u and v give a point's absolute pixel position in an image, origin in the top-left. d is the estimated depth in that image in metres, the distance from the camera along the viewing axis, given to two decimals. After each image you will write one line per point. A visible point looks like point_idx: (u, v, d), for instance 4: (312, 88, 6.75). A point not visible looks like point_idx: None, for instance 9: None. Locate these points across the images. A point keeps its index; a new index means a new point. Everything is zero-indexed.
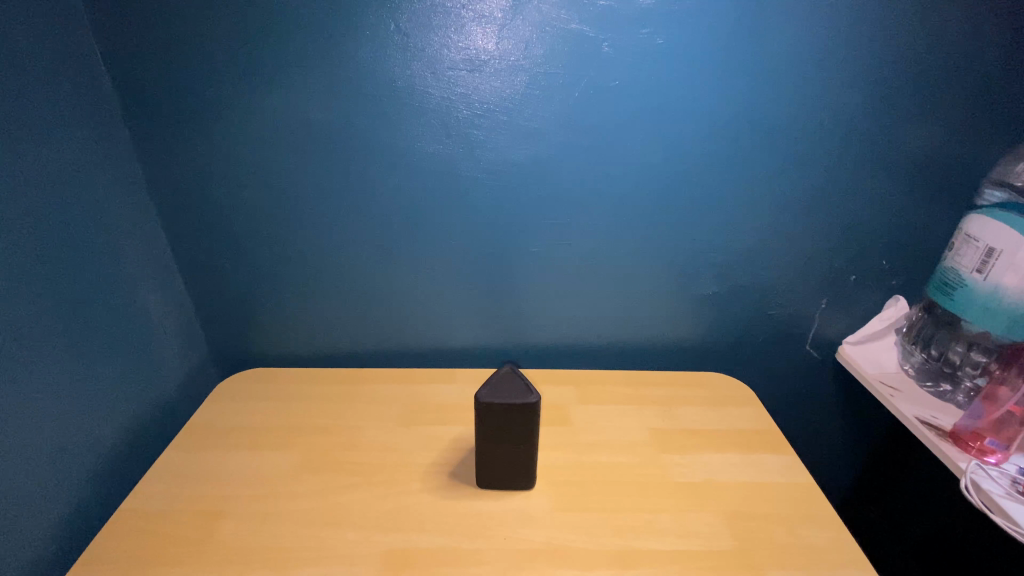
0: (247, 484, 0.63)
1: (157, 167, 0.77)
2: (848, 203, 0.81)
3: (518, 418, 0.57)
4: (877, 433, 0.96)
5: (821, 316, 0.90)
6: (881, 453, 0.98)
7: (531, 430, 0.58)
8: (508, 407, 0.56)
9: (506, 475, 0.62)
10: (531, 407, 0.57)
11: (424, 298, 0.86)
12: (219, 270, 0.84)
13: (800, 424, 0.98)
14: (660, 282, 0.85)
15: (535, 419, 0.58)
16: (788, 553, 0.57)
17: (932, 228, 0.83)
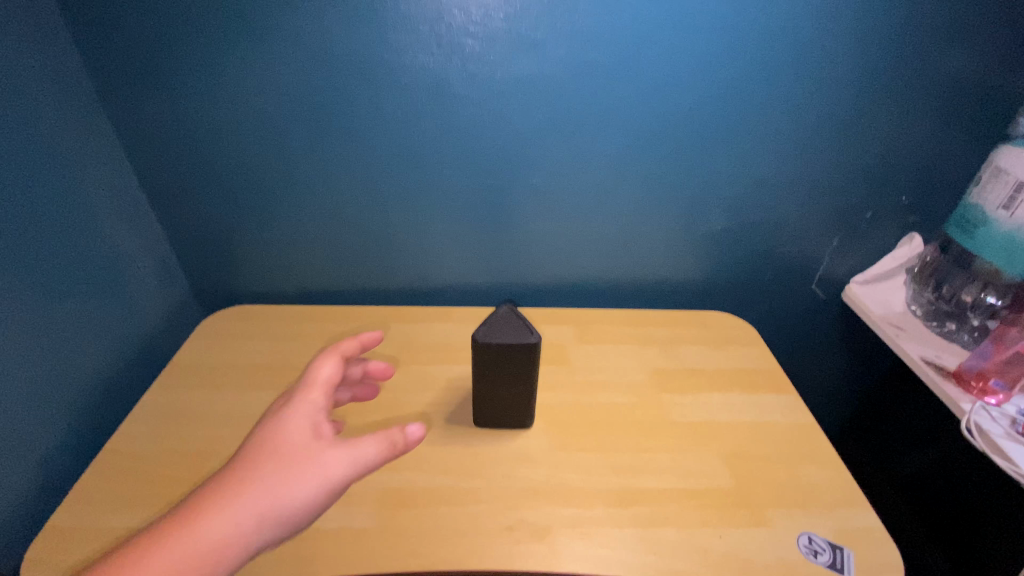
0: (236, 425, 0.61)
1: (109, 83, 0.68)
2: (871, 132, 0.75)
3: (517, 359, 0.55)
4: (876, 373, 0.96)
5: (830, 255, 0.87)
6: (879, 392, 0.97)
7: (530, 371, 0.56)
8: (507, 347, 0.54)
9: (503, 414, 0.60)
10: (531, 348, 0.54)
11: (417, 231, 0.81)
12: (192, 201, 0.78)
13: (797, 363, 0.97)
14: (667, 217, 0.81)
15: (535, 360, 0.55)
16: (784, 491, 0.57)
17: (961, 160, 0.78)
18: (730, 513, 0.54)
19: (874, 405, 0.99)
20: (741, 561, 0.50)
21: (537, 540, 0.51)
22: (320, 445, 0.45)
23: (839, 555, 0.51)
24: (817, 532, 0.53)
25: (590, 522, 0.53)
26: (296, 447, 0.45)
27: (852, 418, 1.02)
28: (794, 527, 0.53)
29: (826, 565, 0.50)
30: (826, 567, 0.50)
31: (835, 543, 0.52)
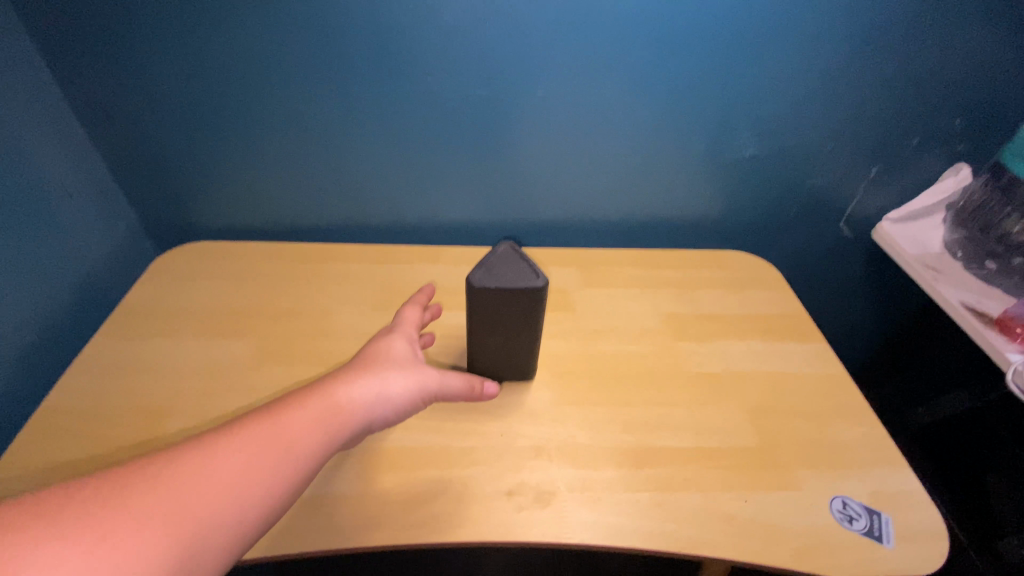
0: (193, 378, 0.54)
1: None
2: (932, 40, 0.64)
3: (520, 305, 0.46)
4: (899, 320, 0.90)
5: (864, 189, 0.78)
6: (899, 340, 0.92)
7: (535, 318, 0.48)
8: (508, 292, 0.45)
9: (503, 365, 0.53)
10: (536, 293, 0.45)
11: (401, 157, 0.70)
12: (133, 115, 0.66)
13: (816, 308, 0.91)
14: (688, 142, 0.70)
15: (541, 307, 0.47)
16: (813, 450, 0.51)
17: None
18: (756, 475, 0.48)
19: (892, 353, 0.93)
20: (769, 528, 0.45)
21: (540, 507, 0.45)
22: (419, 360, 0.47)
23: (876, 521, 0.46)
24: (851, 496, 0.47)
25: (599, 485, 0.47)
26: (396, 356, 0.46)
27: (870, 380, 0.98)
28: (826, 489, 0.48)
29: (862, 532, 0.45)
30: (862, 535, 0.45)
31: (872, 508, 0.47)
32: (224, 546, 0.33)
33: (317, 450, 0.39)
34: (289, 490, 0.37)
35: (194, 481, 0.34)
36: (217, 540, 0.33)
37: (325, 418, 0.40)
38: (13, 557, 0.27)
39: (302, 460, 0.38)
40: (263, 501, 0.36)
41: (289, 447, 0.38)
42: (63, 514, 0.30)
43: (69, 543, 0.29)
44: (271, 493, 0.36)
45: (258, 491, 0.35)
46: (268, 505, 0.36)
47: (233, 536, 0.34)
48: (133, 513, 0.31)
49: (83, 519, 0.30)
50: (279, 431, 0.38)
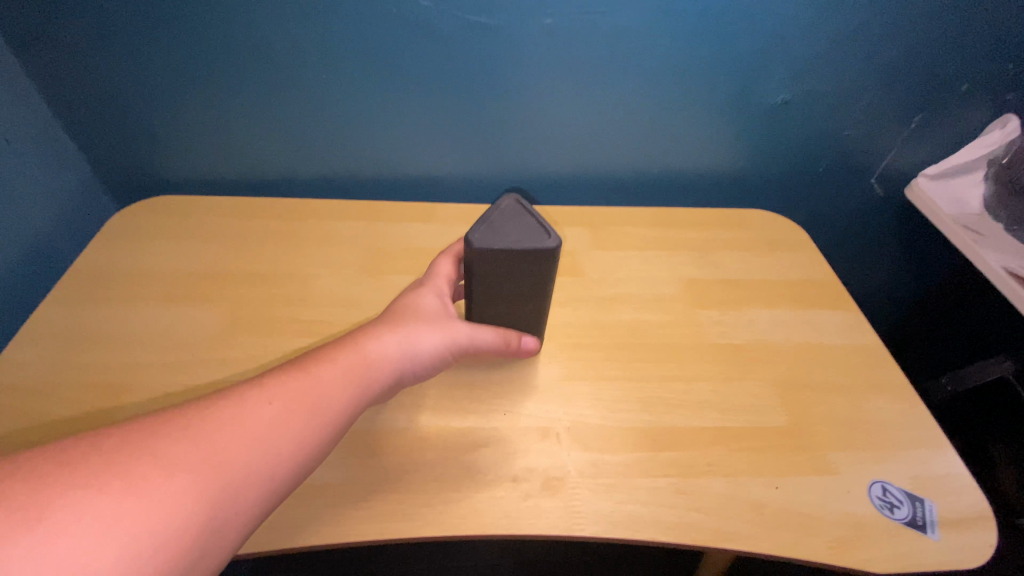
0: (157, 349, 0.48)
1: None
2: None
3: (528, 269, 0.40)
4: (930, 286, 0.84)
5: (902, 141, 0.71)
6: (926, 306, 0.87)
7: (544, 284, 0.42)
8: (516, 254, 0.39)
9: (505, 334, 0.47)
10: (548, 255, 0.39)
11: (390, 100, 0.62)
12: (79, 46, 0.57)
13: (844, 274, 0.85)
14: (712, 85, 0.62)
15: (553, 270, 0.41)
16: (848, 429, 0.46)
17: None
18: (787, 458, 0.44)
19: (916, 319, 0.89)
20: (803, 517, 0.40)
21: (549, 496, 0.40)
22: (450, 314, 0.43)
23: (919, 508, 0.42)
24: (892, 482, 0.43)
25: (615, 470, 0.42)
26: (425, 310, 0.42)
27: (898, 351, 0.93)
28: (865, 473, 0.43)
29: (904, 522, 0.41)
30: (904, 524, 0.40)
31: (914, 494, 0.42)
32: (255, 502, 0.31)
33: (346, 407, 0.36)
34: (318, 446, 0.34)
35: (223, 432, 0.31)
36: (248, 494, 0.31)
37: (354, 374, 0.37)
38: (37, 505, 0.25)
39: (332, 418, 0.35)
40: (293, 456, 0.33)
41: (318, 402, 0.35)
42: (86, 462, 0.28)
43: (96, 500, 0.26)
44: (301, 449, 0.33)
45: (287, 446, 0.33)
46: (297, 462, 0.33)
47: (262, 491, 0.31)
48: (161, 462, 0.29)
49: (110, 467, 0.28)
50: (307, 385, 0.35)
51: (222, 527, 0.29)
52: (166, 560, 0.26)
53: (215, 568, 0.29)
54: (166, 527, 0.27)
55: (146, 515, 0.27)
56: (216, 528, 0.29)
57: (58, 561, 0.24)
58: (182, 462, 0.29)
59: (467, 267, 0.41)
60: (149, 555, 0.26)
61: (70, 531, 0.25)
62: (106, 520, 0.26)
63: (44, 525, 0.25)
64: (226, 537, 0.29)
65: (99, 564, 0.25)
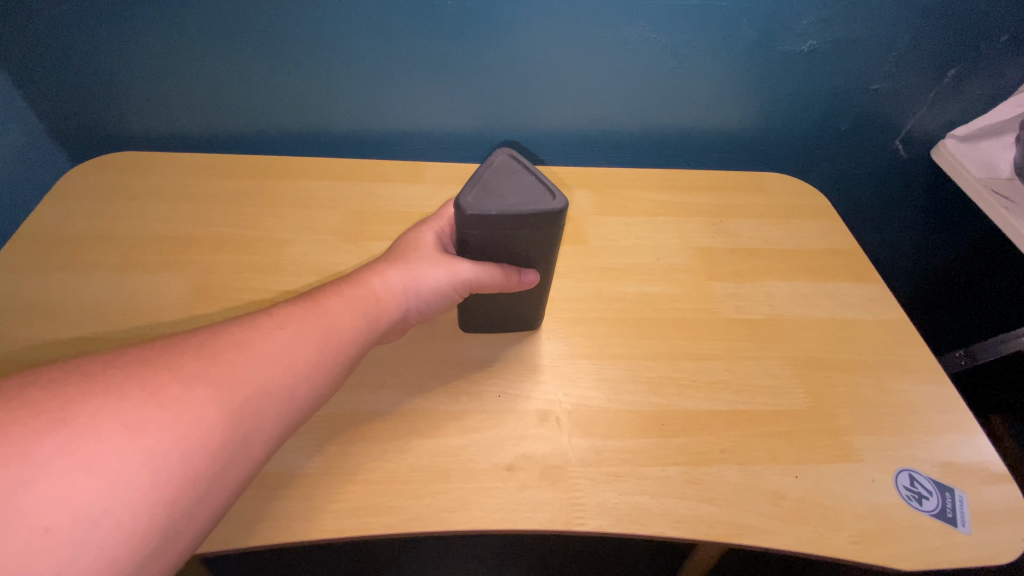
0: (112, 322, 0.43)
1: None
2: None
3: (531, 233, 0.35)
4: (958, 252, 0.79)
5: (933, 99, 0.65)
6: (954, 275, 0.82)
7: (551, 250, 0.37)
8: (513, 219, 0.34)
9: (503, 309, 0.43)
10: (552, 220, 0.34)
11: (373, 45, 0.55)
12: None
13: (872, 242, 0.80)
14: (732, 32, 0.56)
15: (557, 238, 0.36)
16: (870, 411, 0.43)
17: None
18: (806, 444, 0.40)
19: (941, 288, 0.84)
20: (824, 510, 0.37)
21: (547, 486, 0.37)
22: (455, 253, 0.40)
23: (948, 499, 0.38)
24: (919, 470, 0.40)
25: (620, 459, 0.38)
26: (427, 248, 0.39)
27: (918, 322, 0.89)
28: (889, 460, 0.40)
29: (933, 514, 0.37)
30: (933, 517, 0.37)
31: (942, 483, 0.39)
32: (277, 421, 0.29)
33: (360, 335, 0.34)
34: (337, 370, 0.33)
35: (243, 349, 0.29)
36: (272, 409, 0.29)
37: (365, 303, 0.35)
38: (56, 409, 0.23)
39: (349, 346, 0.34)
40: (311, 379, 0.31)
41: (332, 328, 0.33)
42: (104, 371, 0.26)
43: (114, 414, 0.24)
44: (319, 373, 0.32)
45: (305, 367, 0.31)
46: (317, 384, 0.31)
47: (286, 409, 0.30)
48: (181, 373, 0.27)
49: (127, 377, 0.26)
50: (321, 311, 0.34)
51: (246, 443, 0.27)
52: (194, 468, 0.25)
53: (242, 483, 0.27)
54: (192, 435, 0.25)
55: (171, 422, 0.25)
56: (239, 443, 0.27)
57: (84, 461, 0.22)
58: (204, 372, 0.27)
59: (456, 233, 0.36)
60: (177, 461, 0.24)
61: (95, 433, 0.23)
62: (129, 427, 0.24)
63: (68, 429, 0.23)
64: (251, 452, 0.28)
65: (126, 466, 0.23)
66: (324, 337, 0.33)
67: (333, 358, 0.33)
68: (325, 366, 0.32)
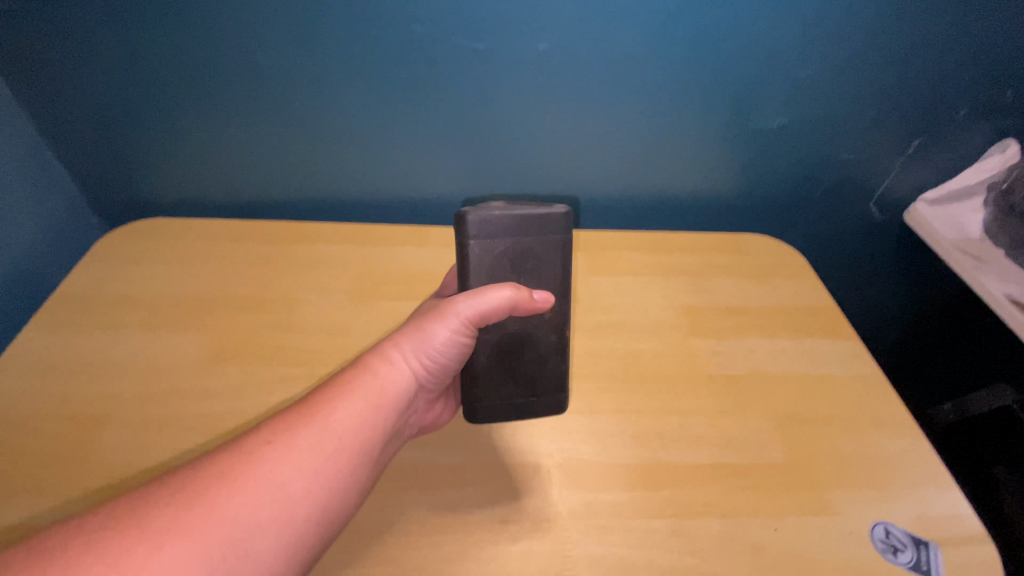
0: (137, 380, 0.46)
1: None
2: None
3: (535, 237, 0.44)
4: (935, 306, 0.82)
5: (900, 167, 0.70)
6: (931, 328, 0.84)
7: (556, 264, 0.45)
8: (517, 221, 0.44)
9: (527, 373, 0.46)
10: (553, 221, 0.45)
11: (384, 125, 0.62)
12: (70, 65, 0.57)
13: (844, 297, 0.83)
14: (707, 111, 0.62)
15: (564, 242, 0.45)
16: (848, 465, 0.45)
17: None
18: (785, 496, 0.42)
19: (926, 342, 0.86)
20: (803, 562, 0.39)
21: (539, 538, 0.39)
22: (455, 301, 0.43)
23: (924, 552, 0.40)
24: (894, 523, 0.42)
25: (610, 512, 0.41)
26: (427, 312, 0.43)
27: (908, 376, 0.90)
28: (865, 514, 0.42)
29: (908, 567, 0.39)
30: (908, 569, 0.39)
31: (918, 536, 0.41)
32: (271, 550, 0.31)
33: (358, 438, 0.36)
34: (345, 472, 0.34)
35: (226, 484, 0.31)
36: (262, 540, 0.31)
37: (365, 398, 0.37)
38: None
39: (344, 458, 0.35)
40: (304, 499, 0.33)
41: (324, 442, 0.35)
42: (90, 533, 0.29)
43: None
44: (311, 492, 0.33)
45: (296, 490, 0.32)
46: (310, 503, 0.33)
47: (279, 535, 0.31)
48: (157, 530, 0.29)
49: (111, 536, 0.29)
50: (318, 421, 0.35)
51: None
52: None
53: None
54: None
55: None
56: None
57: None
58: (185, 520, 0.30)
59: (463, 254, 0.44)
60: None
61: None
62: None
63: None
64: None
65: None
66: (314, 454, 0.34)
67: (326, 473, 0.34)
68: (317, 485, 0.33)
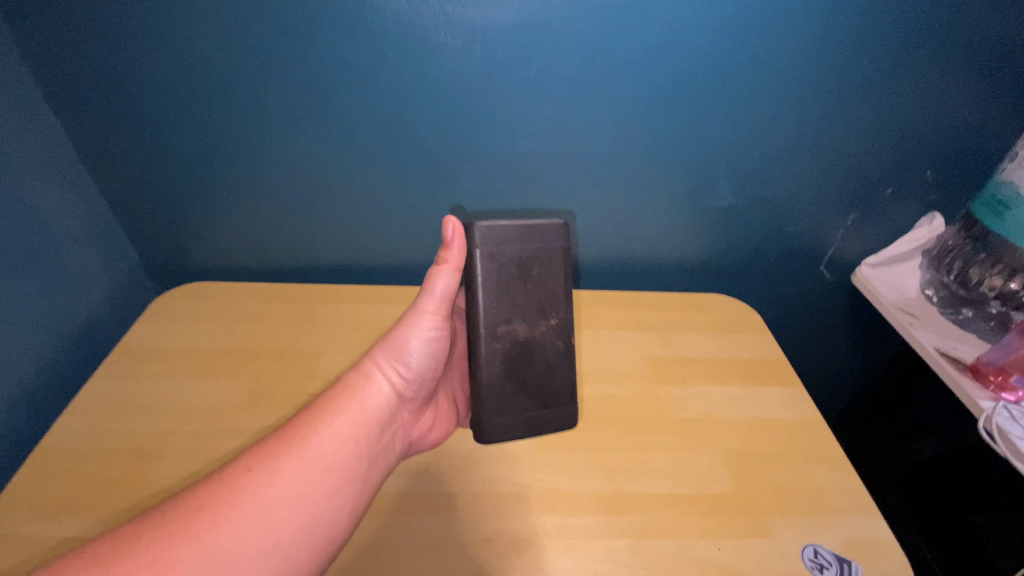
0: (185, 420, 0.55)
1: (32, 36, 0.60)
2: (896, 105, 0.67)
3: (539, 243, 0.54)
4: (886, 357, 0.88)
5: (844, 235, 0.79)
6: (882, 377, 0.90)
7: (558, 271, 0.55)
8: (522, 232, 0.53)
9: (543, 386, 0.55)
10: (555, 231, 0.55)
11: (394, 204, 0.73)
12: (137, 161, 0.69)
13: (799, 348, 0.91)
14: (668, 191, 0.73)
15: (563, 249, 0.55)
16: (787, 497, 0.52)
17: (1006, 132, 0.69)
18: (729, 521, 0.50)
19: (883, 391, 0.91)
20: None
21: (518, 554, 0.47)
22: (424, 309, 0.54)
23: (847, 569, 0.47)
24: (823, 545, 0.49)
25: (581, 532, 0.48)
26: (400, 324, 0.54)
27: (871, 423, 0.94)
28: (799, 537, 0.49)
29: None
30: None
31: (843, 556, 0.48)
32: (270, 551, 0.38)
33: (342, 455, 0.45)
34: (344, 480, 0.44)
35: (236, 500, 0.39)
36: (263, 542, 0.38)
37: (349, 416, 0.47)
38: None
39: (331, 477, 0.43)
40: (297, 512, 0.40)
41: (314, 464, 0.43)
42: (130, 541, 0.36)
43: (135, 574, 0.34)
44: (303, 506, 0.41)
45: (290, 503, 0.40)
46: (303, 514, 0.41)
47: (277, 538, 0.39)
48: (181, 538, 0.36)
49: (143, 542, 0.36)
50: (307, 443, 0.44)
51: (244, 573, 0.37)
52: None
53: None
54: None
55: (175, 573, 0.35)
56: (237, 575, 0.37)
57: None
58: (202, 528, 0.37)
59: (470, 260, 0.52)
60: None
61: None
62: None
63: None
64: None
65: None
66: (305, 473, 0.42)
67: (315, 490, 0.42)
68: (308, 499, 0.41)
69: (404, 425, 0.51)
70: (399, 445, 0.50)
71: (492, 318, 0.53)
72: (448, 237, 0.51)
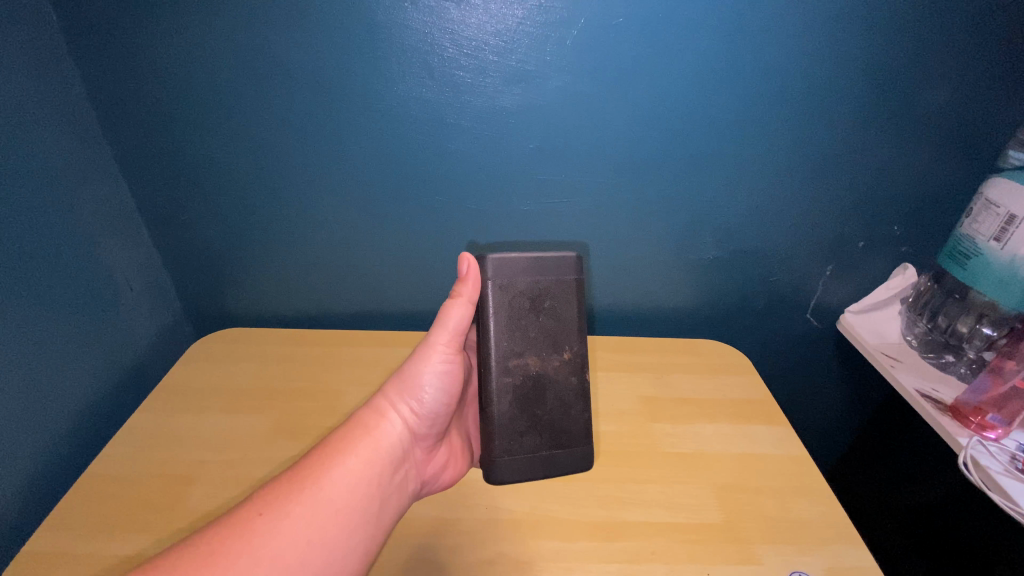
0: (217, 450, 0.61)
1: (114, 121, 0.71)
2: (859, 170, 0.74)
3: (552, 274, 0.59)
4: (877, 401, 0.92)
5: (824, 286, 0.85)
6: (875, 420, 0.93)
7: (570, 304, 0.60)
8: (535, 266, 0.59)
9: (557, 424, 0.59)
10: (567, 266, 0.60)
11: (410, 258, 0.82)
12: (190, 223, 0.79)
13: (792, 393, 0.95)
14: (659, 245, 0.81)
15: (575, 280, 0.60)
16: (773, 526, 0.55)
17: (963, 191, 0.76)
18: (716, 548, 0.53)
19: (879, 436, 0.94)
20: None
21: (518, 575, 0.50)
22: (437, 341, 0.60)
23: None
24: (808, 571, 0.51)
25: (576, 557, 0.52)
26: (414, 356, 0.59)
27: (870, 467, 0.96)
28: (784, 565, 0.52)
29: None
30: None
31: None
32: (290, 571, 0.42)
33: (355, 485, 0.49)
34: (359, 508, 0.48)
35: (262, 520, 0.44)
36: (284, 562, 0.43)
37: (363, 450, 0.52)
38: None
39: (346, 508, 0.48)
40: (314, 539, 0.45)
41: (332, 493, 0.48)
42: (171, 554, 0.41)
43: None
44: (320, 534, 0.45)
45: (308, 530, 0.45)
46: (319, 538, 0.45)
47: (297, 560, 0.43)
48: (213, 551, 0.41)
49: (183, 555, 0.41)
50: (326, 474, 0.49)
51: None
52: None
53: None
54: None
55: None
56: None
57: None
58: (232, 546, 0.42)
59: (483, 292, 0.58)
60: None
61: None
62: None
63: None
64: None
65: None
66: (320, 499, 0.47)
67: (331, 516, 0.46)
68: (326, 525, 0.46)
69: (416, 463, 0.55)
70: (412, 484, 0.54)
71: (504, 351, 0.58)
72: (463, 271, 0.58)
